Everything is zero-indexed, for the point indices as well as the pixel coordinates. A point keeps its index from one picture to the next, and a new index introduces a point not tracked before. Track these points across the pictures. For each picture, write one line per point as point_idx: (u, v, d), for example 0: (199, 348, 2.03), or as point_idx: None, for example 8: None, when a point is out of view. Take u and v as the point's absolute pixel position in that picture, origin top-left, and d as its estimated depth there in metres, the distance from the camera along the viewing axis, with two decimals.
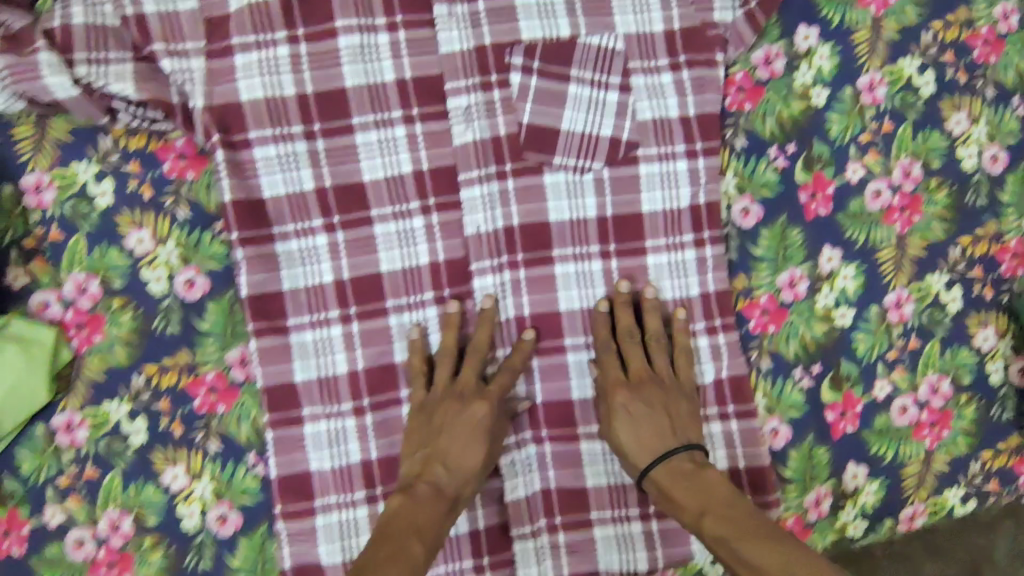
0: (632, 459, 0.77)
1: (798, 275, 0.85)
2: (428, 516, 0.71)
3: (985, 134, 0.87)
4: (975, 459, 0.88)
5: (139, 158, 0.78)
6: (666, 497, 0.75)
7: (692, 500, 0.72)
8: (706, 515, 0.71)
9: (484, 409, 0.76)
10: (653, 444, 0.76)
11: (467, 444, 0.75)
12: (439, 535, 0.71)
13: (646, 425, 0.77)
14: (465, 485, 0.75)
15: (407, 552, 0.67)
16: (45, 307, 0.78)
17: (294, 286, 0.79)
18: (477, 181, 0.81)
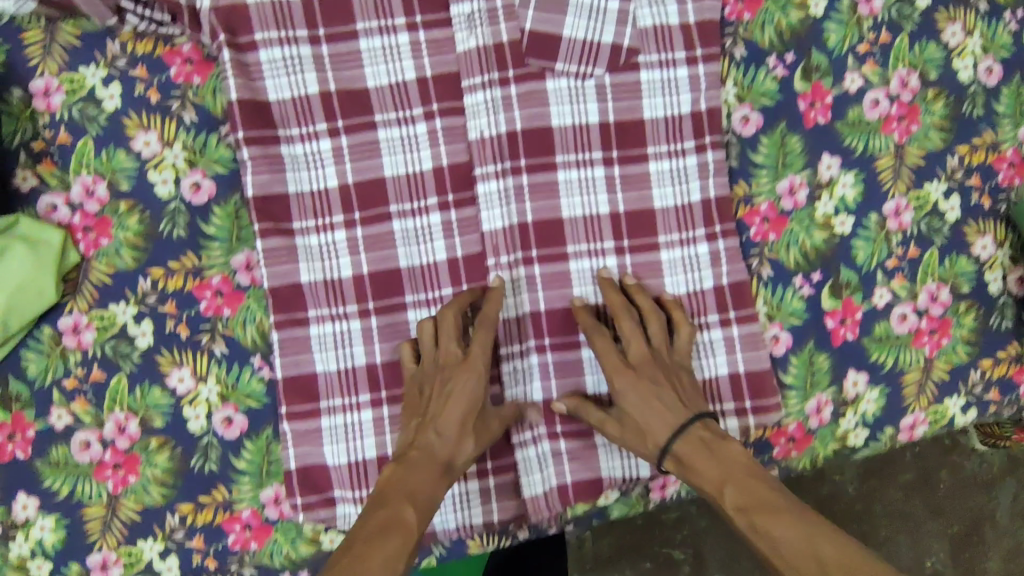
0: (647, 444, 0.76)
1: (798, 182, 0.85)
2: (423, 487, 0.71)
3: (981, 47, 0.88)
4: (976, 368, 0.89)
5: (146, 63, 0.79)
6: (684, 468, 0.75)
7: (714, 474, 0.73)
8: (727, 487, 0.72)
9: (468, 379, 0.75)
10: (661, 420, 0.75)
11: (463, 414, 0.75)
12: (430, 503, 0.71)
13: (651, 401, 0.76)
14: (459, 452, 0.74)
15: (398, 521, 0.68)
16: (53, 210, 0.79)
17: (299, 190, 0.80)
18: (480, 88, 0.81)
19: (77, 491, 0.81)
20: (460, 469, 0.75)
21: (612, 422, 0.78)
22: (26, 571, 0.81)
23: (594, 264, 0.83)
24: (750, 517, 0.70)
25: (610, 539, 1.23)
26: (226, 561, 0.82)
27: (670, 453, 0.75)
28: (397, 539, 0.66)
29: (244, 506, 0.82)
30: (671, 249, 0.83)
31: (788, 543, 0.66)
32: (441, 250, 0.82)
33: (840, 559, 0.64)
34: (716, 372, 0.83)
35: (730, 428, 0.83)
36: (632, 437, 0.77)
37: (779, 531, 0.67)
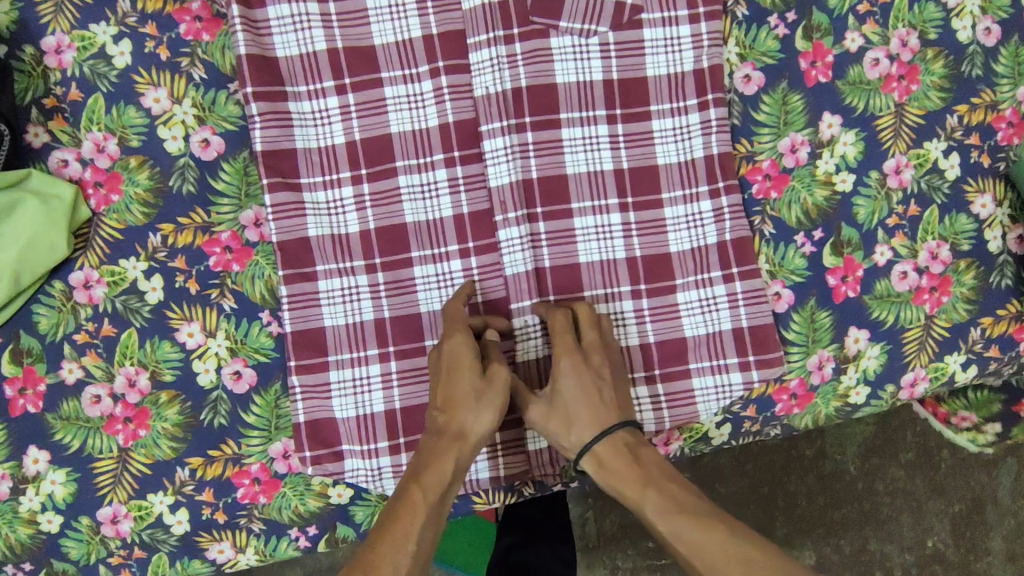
0: (569, 434, 0.73)
1: (799, 141, 0.87)
2: (431, 460, 0.69)
3: (979, 8, 0.89)
4: (975, 325, 0.89)
5: (156, 21, 0.81)
6: (603, 472, 0.71)
7: (633, 478, 0.69)
8: (649, 489, 0.68)
9: (457, 342, 0.74)
10: (592, 412, 0.73)
11: (461, 378, 0.72)
12: (443, 474, 0.68)
13: (587, 389, 0.74)
14: (466, 417, 0.71)
15: (405, 501, 0.66)
16: (64, 165, 0.80)
17: (307, 146, 0.82)
18: (486, 45, 0.82)
19: (87, 445, 0.81)
20: (475, 432, 0.71)
21: (540, 409, 0.76)
22: (37, 525, 0.81)
23: (598, 220, 0.83)
24: (666, 521, 0.65)
25: (615, 518, 1.24)
26: (235, 515, 0.82)
27: (591, 452, 0.72)
28: (405, 521, 0.64)
29: (253, 461, 0.82)
30: (675, 206, 0.84)
31: (707, 548, 0.61)
32: (447, 206, 0.83)
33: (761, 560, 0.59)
34: (720, 328, 0.84)
35: (733, 382, 0.84)
36: (556, 426, 0.74)
37: (698, 533, 0.62)
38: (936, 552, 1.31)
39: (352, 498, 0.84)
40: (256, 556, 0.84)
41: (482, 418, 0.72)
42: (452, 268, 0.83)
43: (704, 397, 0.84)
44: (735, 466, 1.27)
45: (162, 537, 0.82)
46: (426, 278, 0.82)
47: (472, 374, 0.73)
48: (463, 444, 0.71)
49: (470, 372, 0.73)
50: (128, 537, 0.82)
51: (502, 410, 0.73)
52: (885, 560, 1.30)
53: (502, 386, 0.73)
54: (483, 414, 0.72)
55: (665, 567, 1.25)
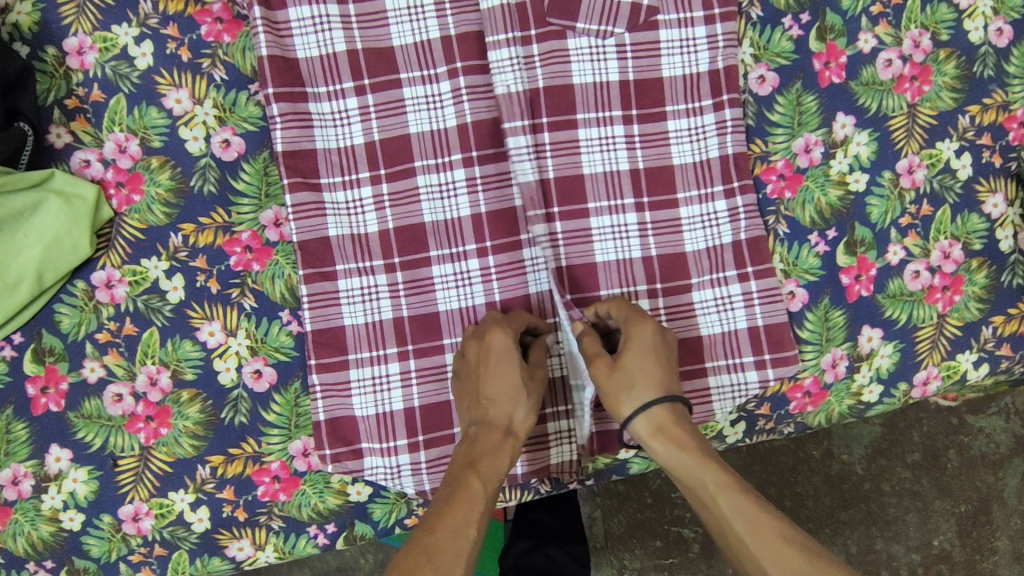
0: (631, 394, 0.73)
1: (813, 141, 0.87)
2: (487, 453, 0.69)
3: (991, 9, 0.90)
4: (987, 324, 0.89)
5: (178, 22, 0.82)
6: (659, 439, 0.72)
7: (694, 451, 0.71)
8: (710, 462, 0.70)
9: (503, 337, 0.74)
10: (658, 376, 0.73)
11: (508, 370, 0.73)
12: (499, 466, 0.69)
13: (655, 357, 0.74)
14: (517, 412, 0.73)
15: (464, 489, 0.65)
16: (86, 165, 0.81)
17: (327, 147, 0.82)
18: (508, 43, 0.82)
19: (109, 443, 0.81)
20: (522, 428, 0.73)
21: (604, 367, 0.75)
22: (59, 523, 0.81)
23: (614, 220, 0.84)
24: (726, 497, 0.67)
25: (621, 518, 1.25)
26: (255, 513, 0.83)
27: (650, 416, 0.73)
28: (464, 508, 0.64)
29: (273, 458, 0.82)
30: (690, 206, 0.85)
31: (766, 529, 0.64)
32: (465, 205, 0.83)
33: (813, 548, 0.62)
34: (735, 326, 0.85)
35: (749, 380, 0.84)
36: (617, 385, 0.74)
37: (756, 514, 0.64)
38: (942, 552, 1.31)
39: (371, 495, 0.85)
40: (275, 554, 0.84)
41: (529, 416, 0.73)
42: (470, 267, 0.83)
43: (721, 395, 0.85)
44: (742, 467, 1.28)
45: (182, 535, 0.82)
46: (445, 277, 0.83)
47: (520, 367, 0.73)
48: (513, 439, 0.72)
49: (516, 366, 0.73)
50: (148, 535, 0.82)
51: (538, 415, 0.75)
52: (891, 560, 1.30)
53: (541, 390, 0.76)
54: (526, 411, 0.73)
55: (672, 567, 1.25)
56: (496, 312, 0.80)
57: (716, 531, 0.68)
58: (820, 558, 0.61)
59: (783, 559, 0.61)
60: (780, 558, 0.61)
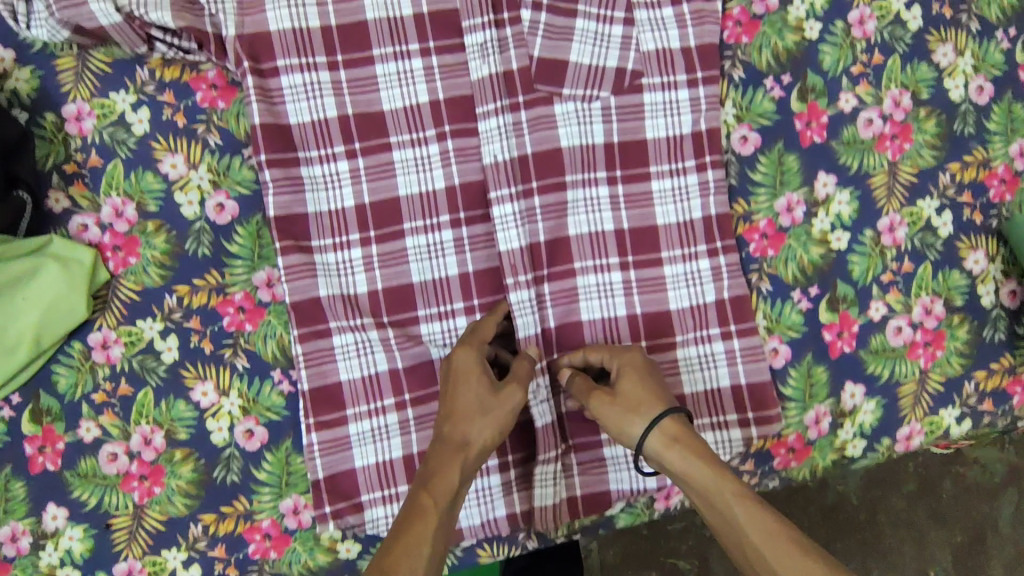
0: (639, 415, 0.74)
1: (795, 200, 0.89)
2: (439, 469, 0.71)
3: (971, 67, 0.92)
4: (969, 379, 0.91)
5: (173, 88, 0.84)
6: (675, 448, 0.73)
7: (710, 462, 0.71)
8: (724, 470, 0.71)
9: (467, 354, 0.77)
10: (656, 393, 0.76)
11: (465, 387, 0.75)
12: (451, 484, 0.70)
13: (649, 377, 0.78)
14: (472, 429, 0.73)
15: (416, 507, 0.68)
16: (84, 229, 0.83)
17: (318, 210, 0.84)
18: (494, 114, 0.85)
19: (104, 501, 0.83)
20: (478, 443, 0.73)
21: (604, 397, 0.77)
22: None
23: (601, 281, 0.86)
24: (744, 506, 0.69)
25: (617, 549, 1.26)
26: (246, 569, 0.84)
27: (660, 427, 0.73)
28: (418, 528, 0.66)
29: (264, 516, 0.84)
30: (673, 264, 0.87)
31: (782, 536, 0.66)
32: (453, 265, 0.85)
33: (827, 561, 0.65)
34: (718, 383, 0.86)
35: (732, 437, 0.86)
36: (622, 409, 0.75)
37: (772, 524, 0.67)
38: None
39: (360, 552, 0.86)
40: None
41: (487, 430, 0.74)
42: (457, 325, 0.85)
43: None
44: None
45: None
46: (432, 334, 0.85)
47: (483, 380, 0.75)
48: (468, 453, 0.72)
49: (480, 383, 0.75)
50: None
51: (501, 427, 0.75)
52: None
53: (509, 404, 0.75)
54: (485, 425, 0.74)
55: None
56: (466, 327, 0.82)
57: (726, 536, 0.70)
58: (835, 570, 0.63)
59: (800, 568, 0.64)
60: (796, 566, 0.64)
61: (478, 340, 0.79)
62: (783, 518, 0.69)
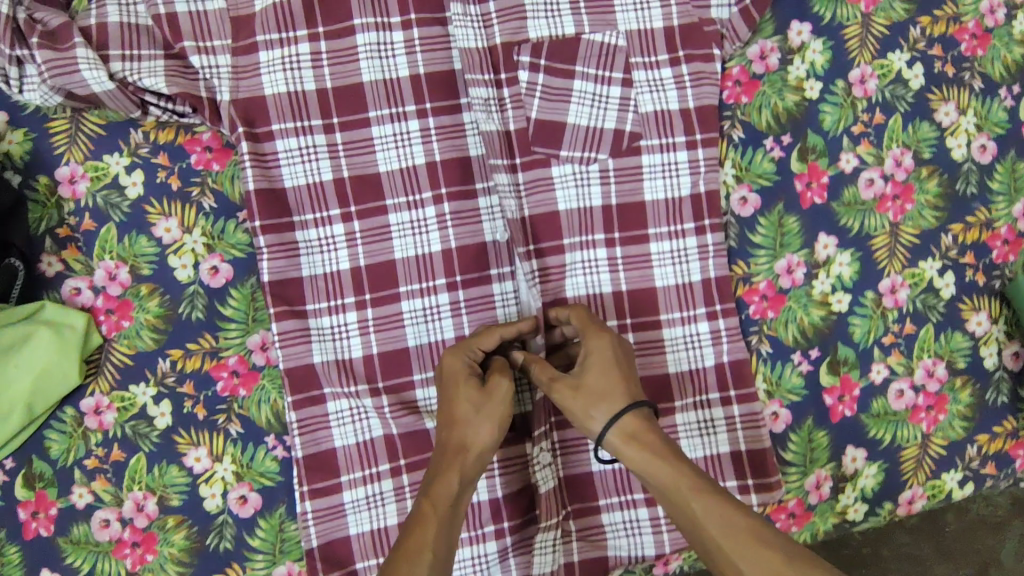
0: (599, 410, 0.69)
1: (796, 262, 0.88)
2: (439, 476, 0.68)
3: (974, 125, 0.91)
4: (971, 443, 0.90)
5: (167, 151, 0.83)
6: (631, 444, 0.68)
7: (666, 456, 0.66)
8: (681, 464, 0.66)
9: (452, 362, 0.74)
10: (624, 385, 0.70)
11: (452, 393, 0.72)
12: (453, 490, 0.67)
13: (617, 365, 0.71)
14: (468, 435, 0.70)
15: (419, 519, 0.65)
16: (76, 293, 0.82)
17: (313, 273, 0.83)
18: (503, 169, 0.83)
19: (96, 568, 0.82)
20: (479, 446, 0.70)
21: (568, 385, 0.71)
22: None
23: None
24: (701, 501, 0.64)
25: None
26: None
27: (619, 424, 0.68)
28: (418, 539, 0.63)
29: None
30: (672, 327, 0.85)
31: (741, 531, 0.61)
32: (449, 328, 0.84)
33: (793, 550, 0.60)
34: (717, 449, 0.85)
35: None
36: (583, 402, 0.70)
37: (730, 514, 0.62)
38: None
39: None
40: None
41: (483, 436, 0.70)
42: None
43: None
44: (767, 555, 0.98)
45: None
46: (428, 399, 0.84)
47: (468, 387, 0.72)
48: (468, 457, 0.69)
49: (466, 388, 0.72)
50: None
51: (501, 423, 0.70)
52: None
53: (500, 399, 0.71)
54: (482, 428, 0.70)
55: None
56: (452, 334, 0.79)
57: (689, 533, 0.65)
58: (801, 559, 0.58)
59: (764, 561, 0.59)
60: (758, 559, 0.59)
61: (470, 345, 0.75)
62: (743, 506, 0.63)
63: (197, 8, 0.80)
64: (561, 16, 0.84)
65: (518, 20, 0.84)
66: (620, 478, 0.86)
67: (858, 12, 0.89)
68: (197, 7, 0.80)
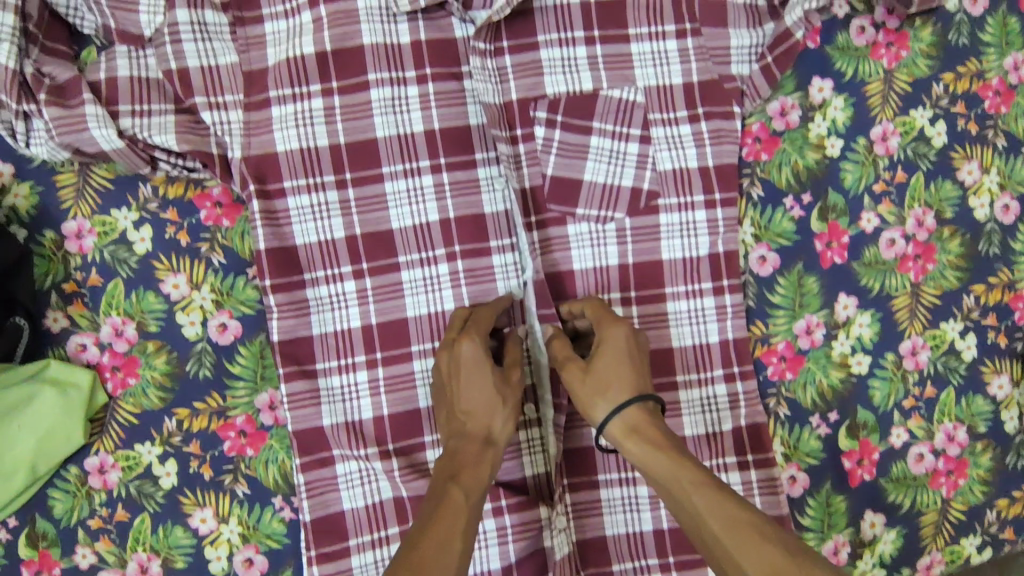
0: (606, 398, 0.70)
1: (815, 322, 0.86)
2: (468, 464, 0.67)
3: (997, 185, 0.89)
4: (991, 507, 0.89)
5: (177, 206, 0.82)
6: (635, 438, 0.68)
7: (668, 450, 0.66)
8: (684, 458, 0.66)
9: (471, 347, 0.72)
10: (631, 376, 0.71)
11: (473, 380, 0.71)
12: (480, 479, 0.67)
13: (629, 358, 0.72)
14: (494, 422, 0.71)
15: (448, 502, 0.63)
16: (82, 349, 0.81)
17: (323, 330, 0.81)
18: (523, 228, 0.81)
19: None
20: (501, 437, 0.71)
21: (576, 371, 0.72)
22: None
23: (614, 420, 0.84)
24: (700, 493, 0.63)
25: None
26: None
27: (623, 416, 0.69)
28: (448, 522, 0.61)
29: None
30: (689, 389, 0.84)
31: (740, 522, 0.59)
32: None
33: (794, 546, 0.57)
34: None
35: None
36: (591, 389, 0.71)
37: (732, 509, 0.60)
38: None
39: None
40: None
41: (508, 424, 0.71)
42: None
43: None
44: None
45: None
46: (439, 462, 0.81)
47: (492, 373, 0.72)
48: (492, 448, 0.70)
49: (485, 375, 0.71)
50: None
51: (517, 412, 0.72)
52: None
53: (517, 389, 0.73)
54: (502, 418, 0.71)
55: None
56: (459, 317, 0.78)
57: (691, 531, 0.64)
58: (803, 557, 0.55)
59: (763, 555, 0.56)
60: (757, 555, 0.57)
61: (478, 328, 0.74)
62: (747, 503, 0.62)
63: (209, 63, 0.79)
64: (579, 71, 0.83)
65: (534, 76, 0.83)
66: (634, 543, 0.84)
67: (880, 68, 0.88)
68: (209, 62, 0.79)
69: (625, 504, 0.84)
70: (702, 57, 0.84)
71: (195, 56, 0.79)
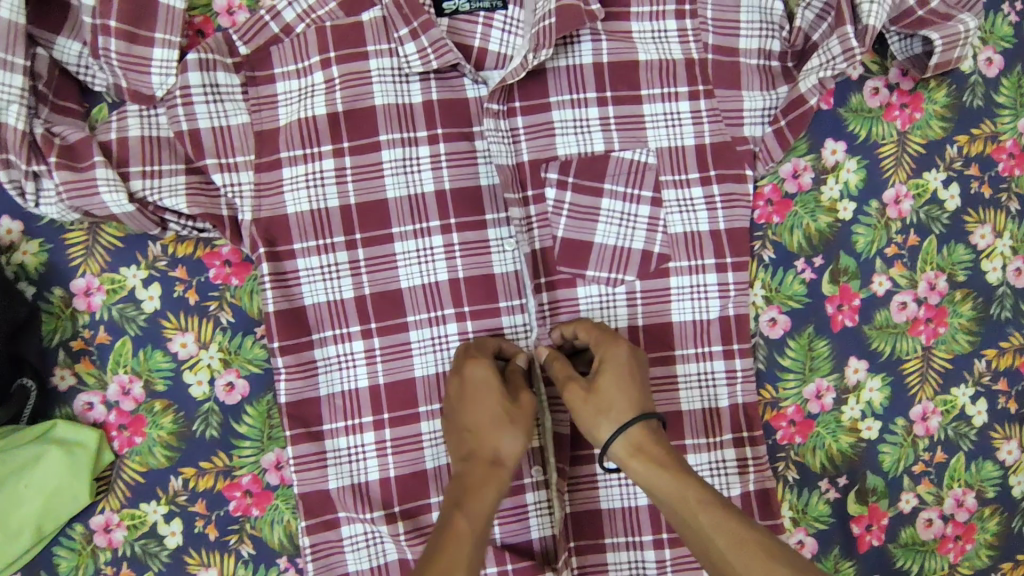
0: (608, 417, 0.67)
1: (825, 387, 0.86)
2: (473, 488, 0.63)
3: (1010, 248, 0.89)
4: (998, 572, 0.88)
5: (186, 265, 0.82)
6: (639, 458, 0.65)
7: (674, 469, 0.64)
8: (688, 476, 0.64)
9: (476, 370, 0.71)
10: (636, 396, 0.68)
11: (478, 400, 0.69)
12: (487, 503, 0.63)
13: (631, 376, 0.69)
14: (503, 440, 0.66)
15: (451, 529, 0.60)
16: (89, 408, 0.81)
17: (331, 391, 0.81)
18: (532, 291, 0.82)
19: None
20: (510, 456, 0.66)
21: (578, 390, 0.69)
22: None
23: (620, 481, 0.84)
24: (707, 513, 0.60)
25: None
26: None
27: (627, 435, 0.66)
28: (451, 552, 0.58)
29: None
30: (698, 454, 0.82)
31: (748, 542, 0.58)
32: None
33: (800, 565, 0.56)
34: None
35: None
36: (593, 409, 0.68)
37: (739, 528, 0.59)
38: None
39: None
40: None
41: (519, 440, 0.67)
42: None
43: None
44: None
45: None
46: None
47: (497, 392, 0.69)
48: (501, 470, 0.65)
49: (490, 396, 0.69)
50: None
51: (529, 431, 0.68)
52: None
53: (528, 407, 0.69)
54: (510, 436, 0.66)
55: None
56: (463, 348, 0.78)
57: (695, 552, 0.61)
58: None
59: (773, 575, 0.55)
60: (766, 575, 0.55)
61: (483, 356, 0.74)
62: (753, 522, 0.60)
63: (220, 123, 0.79)
64: (591, 132, 0.82)
65: (545, 138, 0.82)
66: None
67: (893, 130, 0.87)
68: (220, 122, 0.79)
69: (631, 567, 0.84)
70: (716, 119, 0.83)
71: (207, 117, 0.78)
